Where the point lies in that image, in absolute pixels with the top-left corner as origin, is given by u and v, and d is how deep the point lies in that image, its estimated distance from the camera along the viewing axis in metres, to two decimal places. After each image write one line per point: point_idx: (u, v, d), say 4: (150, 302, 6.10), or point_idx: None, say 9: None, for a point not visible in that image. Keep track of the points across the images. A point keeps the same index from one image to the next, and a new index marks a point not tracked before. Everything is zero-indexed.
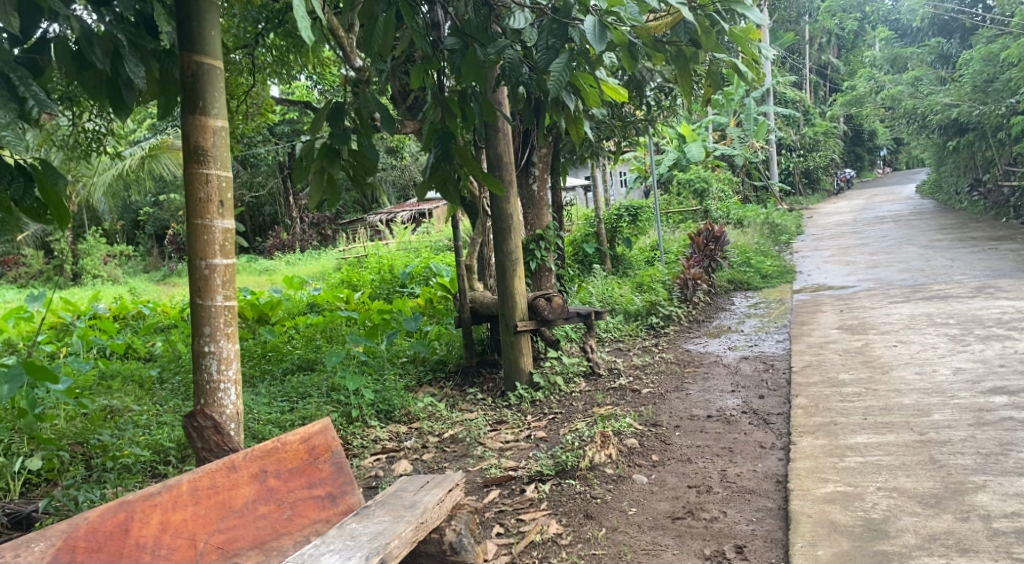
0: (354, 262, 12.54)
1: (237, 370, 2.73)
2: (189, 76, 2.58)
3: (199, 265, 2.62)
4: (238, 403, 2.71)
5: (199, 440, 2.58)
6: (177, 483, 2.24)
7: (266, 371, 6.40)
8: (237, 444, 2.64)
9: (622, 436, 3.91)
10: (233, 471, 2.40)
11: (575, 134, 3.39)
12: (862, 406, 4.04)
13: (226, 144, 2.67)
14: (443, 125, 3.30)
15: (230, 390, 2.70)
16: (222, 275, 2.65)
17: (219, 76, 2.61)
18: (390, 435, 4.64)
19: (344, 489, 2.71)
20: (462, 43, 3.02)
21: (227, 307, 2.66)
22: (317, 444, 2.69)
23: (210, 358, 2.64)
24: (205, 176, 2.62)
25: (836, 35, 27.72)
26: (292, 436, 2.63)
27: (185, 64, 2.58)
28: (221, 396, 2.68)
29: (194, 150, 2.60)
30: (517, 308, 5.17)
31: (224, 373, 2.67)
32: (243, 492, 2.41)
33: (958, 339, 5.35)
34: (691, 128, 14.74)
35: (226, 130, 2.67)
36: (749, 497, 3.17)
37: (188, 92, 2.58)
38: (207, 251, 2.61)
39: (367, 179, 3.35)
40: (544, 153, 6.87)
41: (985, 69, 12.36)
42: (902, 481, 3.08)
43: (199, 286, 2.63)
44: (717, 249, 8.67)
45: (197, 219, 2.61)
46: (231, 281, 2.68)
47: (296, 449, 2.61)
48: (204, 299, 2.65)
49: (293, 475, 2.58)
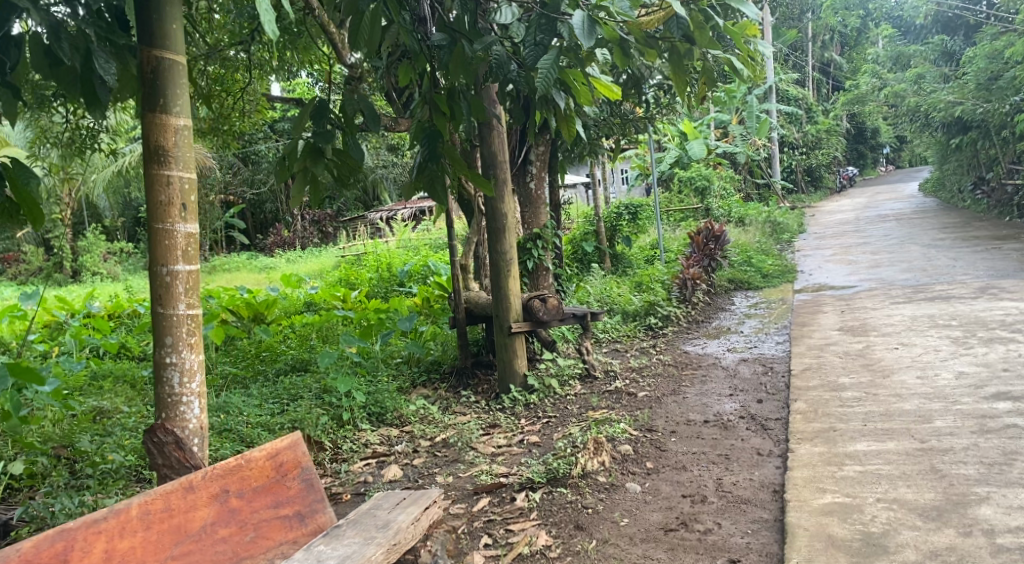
0: (352, 260, 12.46)
1: (201, 382, 2.62)
2: (149, 71, 2.47)
3: (160, 272, 2.52)
4: (202, 417, 2.61)
5: (158, 455, 2.50)
6: (126, 508, 2.19)
7: (260, 372, 6.30)
8: (199, 461, 2.56)
9: (615, 442, 3.82)
10: (189, 493, 2.33)
11: (567, 132, 3.27)
12: (863, 412, 3.94)
13: (189, 144, 2.56)
14: (430, 124, 3.23)
15: (193, 403, 2.60)
16: (184, 282, 2.55)
17: (180, 72, 2.51)
18: (381, 439, 4.54)
19: (315, 507, 2.61)
20: (450, 39, 2.92)
21: (190, 316, 2.56)
22: (286, 460, 2.59)
23: (172, 369, 2.54)
24: (166, 177, 2.51)
25: (839, 31, 27.57)
26: (259, 452, 2.53)
27: (145, 58, 2.48)
28: (184, 409, 2.58)
29: (154, 150, 2.49)
30: (511, 309, 5.08)
31: (187, 385, 2.57)
32: (200, 514, 2.35)
33: (960, 341, 5.25)
34: (692, 125, 14.63)
35: (189, 129, 2.56)
36: (744, 507, 3.08)
37: (148, 89, 2.47)
38: (167, 257, 2.51)
39: (352, 179, 3.25)
40: (542, 151, 6.78)
41: (989, 66, 12.24)
42: (902, 492, 2.99)
43: (160, 292, 2.53)
44: (717, 248, 8.53)
45: (158, 223, 2.50)
46: (194, 289, 2.58)
47: (262, 466, 2.52)
48: (165, 307, 2.54)
49: (258, 494, 2.49)
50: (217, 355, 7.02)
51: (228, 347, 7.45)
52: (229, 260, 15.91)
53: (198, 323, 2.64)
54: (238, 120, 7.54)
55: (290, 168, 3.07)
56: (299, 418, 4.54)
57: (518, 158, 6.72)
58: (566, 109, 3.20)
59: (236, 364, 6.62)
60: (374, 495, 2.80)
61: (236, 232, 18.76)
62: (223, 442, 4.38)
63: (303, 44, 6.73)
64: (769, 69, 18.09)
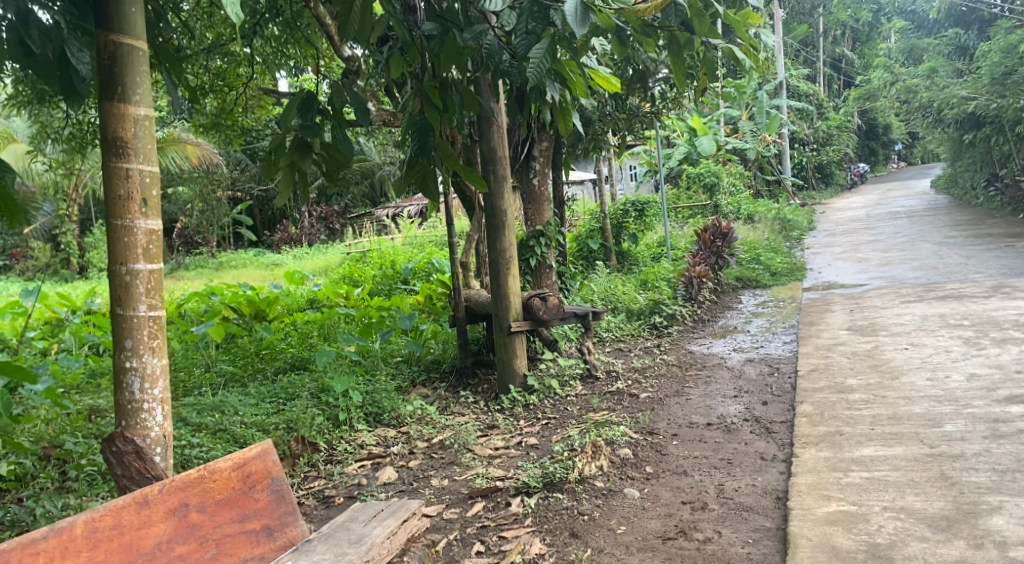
0: (358, 256, 12.40)
1: (165, 389, 2.51)
2: (106, 57, 2.37)
3: (119, 271, 2.40)
4: (164, 425, 2.49)
5: (118, 466, 2.38)
6: (71, 527, 2.08)
7: (258, 371, 6.21)
8: (161, 472, 2.43)
9: (614, 445, 3.72)
10: (144, 508, 2.23)
11: (564, 126, 3.30)
12: (870, 415, 3.82)
13: (149, 136, 2.46)
14: (422, 115, 3.10)
15: (155, 410, 2.48)
16: (145, 282, 2.44)
17: (140, 58, 2.40)
18: (378, 440, 4.44)
19: (284, 521, 2.53)
20: (441, 27, 2.82)
21: (151, 317, 2.44)
22: (255, 471, 2.50)
23: (132, 374, 2.43)
24: (125, 171, 2.40)
25: (852, 26, 27.29)
26: (224, 463, 2.44)
27: (102, 44, 2.37)
28: (145, 417, 2.46)
29: (112, 141, 2.38)
30: (511, 308, 4.98)
31: (149, 392, 2.46)
32: (156, 529, 2.24)
33: (972, 342, 5.12)
34: (702, 120, 14.47)
35: (151, 120, 2.46)
36: (746, 515, 2.98)
37: (106, 77, 2.37)
38: (127, 255, 2.40)
39: (341, 173, 3.18)
40: (545, 147, 6.67)
41: (1005, 61, 12.03)
42: (910, 501, 2.88)
43: (120, 293, 2.41)
44: (725, 245, 8.38)
45: (116, 219, 2.39)
46: (156, 290, 2.46)
47: (227, 478, 2.43)
48: (126, 309, 2.43)
49: (221, 508, 2.40)
50: (217, 353, 6.94)
51: (228, 345, 7.36)
52: (236, 256, 15.87)
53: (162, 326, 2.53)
54: (241, 115, 7.44)
55: (277, 162, 3.00)
56: (294, 418, 4.39)
57: (520, 154, 6.62)
58: (561, 102, 3.21)
59: (234, 361, 6.53)
60: (351, 507, 2.85)
61: (243, 228, 18.72)
62: (216, 443, 4.26)
63: (306, 38, 6.61)
64: (781, 64, 17.89)
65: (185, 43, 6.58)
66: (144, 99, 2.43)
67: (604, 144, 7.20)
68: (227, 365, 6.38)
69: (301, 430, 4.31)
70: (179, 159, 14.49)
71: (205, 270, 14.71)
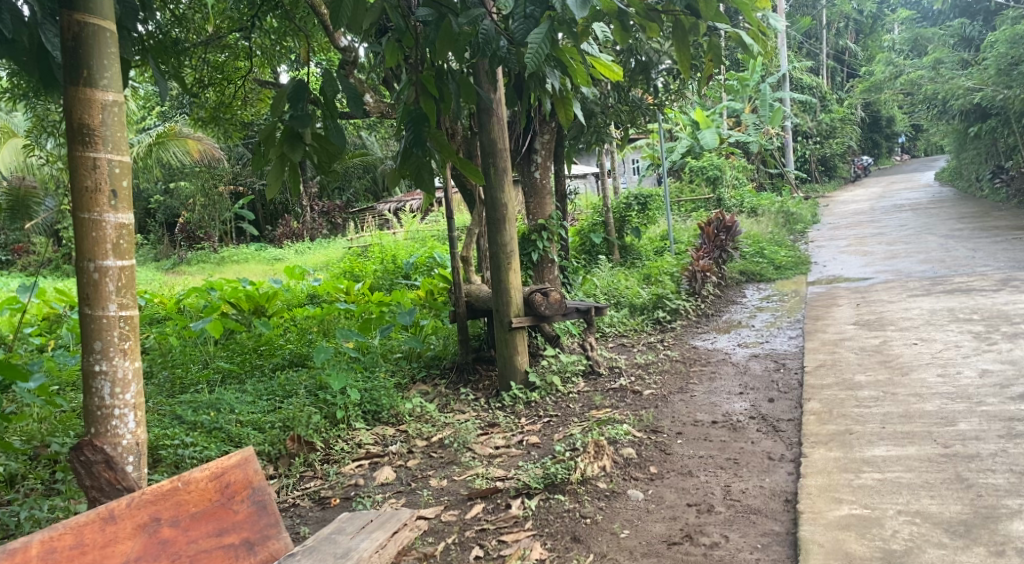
0: (359, 252, 12.30)
1: (137, 394, 2.36)
2: (70, 39, 2.23)
3: (87, 268, 2.26)
4: (137, 432, 2.35)
5: (86, 477, 2.20)
6: (26, 547, 1.87)
7: (256, 367, 6.13)
8: (132, 483, 2.26)
9: (617, 445, 3.62)
10: (109, 524, 2.03)
11: (564, 116, 3.17)
12: (881, 413, 3.72)
13: (119, 122, 2.31)
14: (418, 107, 2.98)
15: (127, 416, 2.33)
16: (116, 279, 2.29)
17: (108, 39, 2.27)
18: (376, 438, 4.33)
19: (266, 534, 2.32)
20: (437, 14, 2.70)
21: (122, 318, 2.30)
22: (233, 481, 2.29)
23: (101, 379, 2.28)
24: (93, 160, 2.25)
25: (855, 18, 27.07)
26: (200, 472, 2.24)
27: (66, 23, 2.23)
28: (116, 424, 2.32)
29: (78, 128, 2.24)
30: (512, 304, 4.87)
31: (121, 397, 2.32)
32: (123, 548, 2.04)
33: (983, 337, 5.01)
34: (704, 113, 14.34)
35: (121, 105, 2.31)
36: (754, 518, 2.88)
37: (70, 58, 2.23)
38: (95, 250, 2.25)
39: (334, 165, 3.07)
40: (547, 139, 6.57)
41: (1010, 51, 11.85)
42: (925, 504, 2.77)
43: (88, 292, 2.27)
44: (728, 239, 8.28)
45: (84, 212, 2.24)
46: (128, 288, 2.32)
47: (203, 489, 2.22)
48: (95, 309, 2.28)
49: (196, 522, 2.19)
50: (215, 349, 6.85)
51: (227, 341, 7.27)
52: (237, 251, 15.76)
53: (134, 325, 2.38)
54: (240, 109, 7.33)
55: (266, 154, 2.88)
56: (291, 417, 4.29)
57: (522, 146, 6.53)
58: (562, 92, 3.08)
59: (232, 358, 6.45)
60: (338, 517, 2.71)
61: (245, 223, 18.64)
62: (208, 441, 4.14)
63: (304, 30, 6.50)
64: (784, 56, 17.73)
65: (181, 34, 6.47)
66: (112, 83, 2.28)
67: (607, 137, 7.06)
68: (224, 362, 6.29)
69: (297, 430, 4.20)
70: (180, 153, 14.43)
71: (206, 265, 14.62)
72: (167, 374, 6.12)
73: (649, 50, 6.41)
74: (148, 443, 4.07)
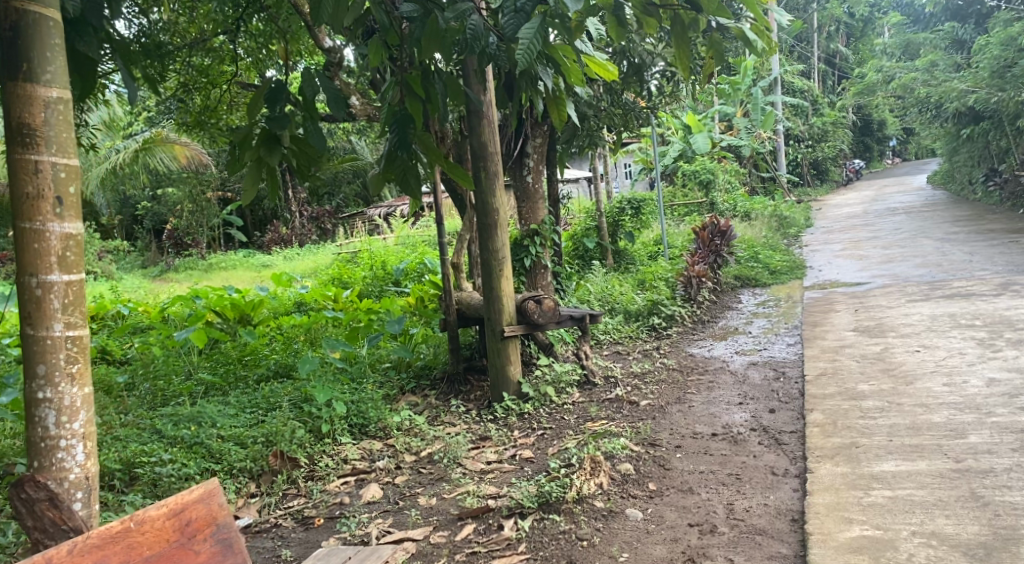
0: (348, 258, 12.13)
1: (87, 423, 2.18)
2: (9, 28, 2.07)
3: (29, 283, 2.09)
4: (86, 465, 2.16)
5: (27, 516, 2.01)
6: None
7: (240, 379, 5.95)
8: (80, 522, 2.06)
9: (614, 460, 3.48)
10: None
11: (557, 118, 3.02)
12: (887, 424, 3.58)
13: (65, 121, 2.14)
14: (402, 106, 2.81)
15: (74, 448, 2.15)
16: (62, 295, 2.12)
17: (50, 29, 2.10)
18: (362, 453, 4.17)
19: None
20: (422, 9, 2.55)
21: (68, 339, 2.13)
22: (195, 519, 2.04)
23: (46, 407, 2.11)
24: (34, 164, 2.08)
25: (845, 22, 27.05)
26: (156, 510, 1.99)
27: (3, 11, 2.07)
28: (62, 457, 2.14)
29: (18, 128, 2.07)
30: (504, 312, 4.73)
31: (68, 426, 2.14)
32: None
33: (987, 344, 4.89)
34: (695, 117, 14.24)
35: (66, 104, 2.15)
36: (759, 540, 2.74)
37: (9, 50, 2.07)
38: (38, 263, 2.09)
39: (314, 170, 2.90)
40: (539, 143, 6.44)
41: (1004, 54, 11.79)
42: (941, 525, 2.65)
43: (30, 310, 2.10)
44: (724, 243, 8.11)
45: (25, 222, 2.07)
46: (75, 304, 2.15)
47: (160, 529, 1.98)
48: (37, 329, 2.11)
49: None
50: (199, 359, 6.68)
51: (210, 351, 7.09)
52: (226, 258, 15.56)
53: (84, 347, 2.20)
54: (226, 113, 7.13)
55: (241, 157, 2.72)
56: (274, 431, 4.13)
57: (514, 149, 6.43)
58: (554, 91, 2.93)
59: (215, 369, 6.26)
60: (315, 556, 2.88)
61: (233, 229, 18.41)
62: (186, 457, 3.94)
63: (290, 32, 6.34)
64: (776, 59, 17.66)
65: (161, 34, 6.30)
66: (56, 77, 2.12)
67: (600, 141, 6.93)
68: (207, 374, 6.10)
69: (280, 445, 4.04)
70: (166, 159, 14.22)
71: (194, 272, 14.40)
72: (148, 385, 5.97)
73: (643, 53, 6.27)
74: (124, 460, 3.87)
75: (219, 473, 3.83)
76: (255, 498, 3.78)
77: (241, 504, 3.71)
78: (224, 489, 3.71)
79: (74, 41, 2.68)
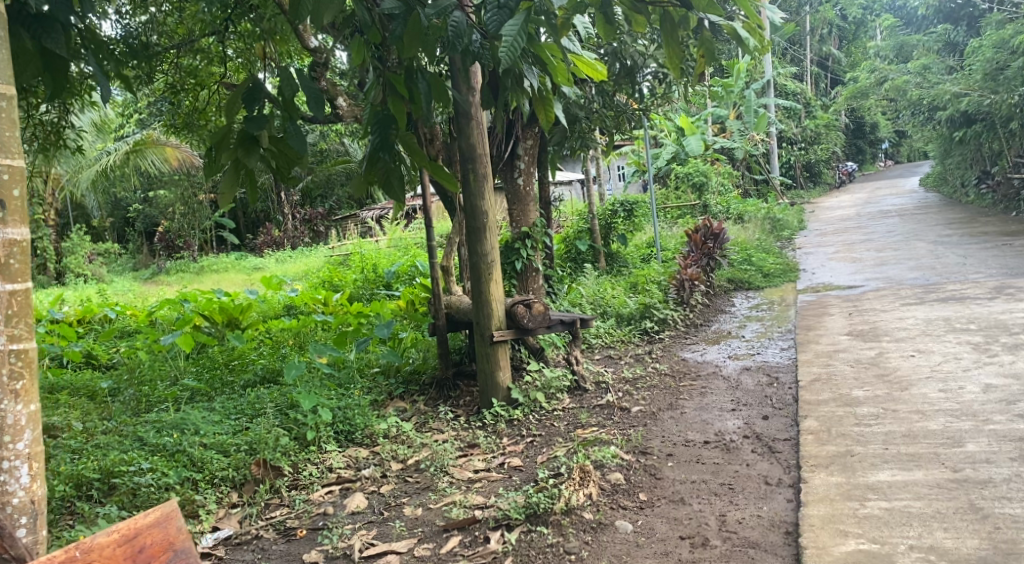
0: (339, 260, 12.03)
1: (31, 443, 2.16)
2: None
3: None
4: (30, 487, 2.13)
5: None
6: None
7: (226, 384, 5.86)
8: None
9: (604, 469, 3.40)
10: None
11: (545, 118, 2.92)
12: (883, 432, 3.50)
13: (8, 119, 2.15)
14: (385, 107, 2.73)
15: (18, 469, 2.12)
16: (5, 303, 2.11)
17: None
18: (348, 461, 4.07)
19: None
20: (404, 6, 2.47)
21: (12, 348, 2.11)
22: (149, 545, 1.97)
23: None
24: None
25: (838, 24, 27.06)
26: (107, 537, 1.93)
27: None
28: (5, 479, 2.10)
29: None
30: (493, 316, 4.63)
31: (11, 446, 2.11)
32: None
33: (982, 348, 4.82)
34: (689, 119, 14.18)
35: (10, 100, 2.16)
36: (752, 554, 2.68)
37: None
38: None
39: (293, 172, 2.78)
40: (530, 145, 6.32)
41: (997, 56, 11.77)
42: (939, 538, 2.59)
43: None
44: (716, 247, 8.04)
45: None
46: (18, 313, 2.13)
47: (109, 555, 1.91)
48: None
49: None
50: (185, 364, 6.58)
51: (198, 355, 7.00)
52: (217, 260, 15.46)
53: (27, 365, 2.18)
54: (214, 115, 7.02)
55: (218, 159, 2.59)
56: (258, 439, 4.04)
57: (505, 152, 6.23)
58: (541, 90, 2.84)
59: (200, 374, 6.17)
60: None
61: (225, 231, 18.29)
62: (167, 466, 3.83)
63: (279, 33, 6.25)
64: (768, 62, 17.64)
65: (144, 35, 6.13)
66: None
67: (591, 143, 6.86)
68: (191, 380, 6.00)
69: (263, 454, 3.94)
70: (157, 161, 14.12)
71: (184, 275, 14.30)
72: (133, 390, 5.88)
73: (635, 54, 6.22)
74: (103, 468, 3.76)
75: (201, 483, 3.74)
76: (237, 508, 3.68)
77: (222, 514, 3.62)
78: (205, 499, 3.61)
79: (44, 39, 2.74)
